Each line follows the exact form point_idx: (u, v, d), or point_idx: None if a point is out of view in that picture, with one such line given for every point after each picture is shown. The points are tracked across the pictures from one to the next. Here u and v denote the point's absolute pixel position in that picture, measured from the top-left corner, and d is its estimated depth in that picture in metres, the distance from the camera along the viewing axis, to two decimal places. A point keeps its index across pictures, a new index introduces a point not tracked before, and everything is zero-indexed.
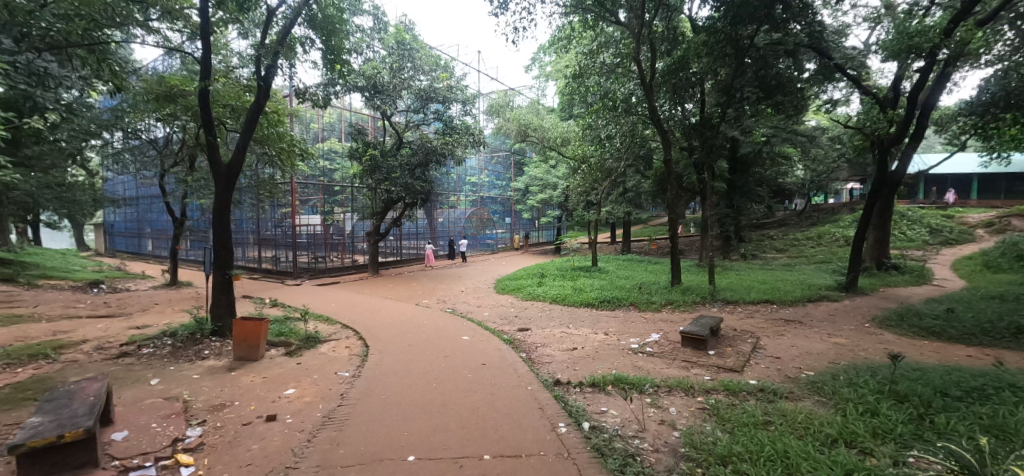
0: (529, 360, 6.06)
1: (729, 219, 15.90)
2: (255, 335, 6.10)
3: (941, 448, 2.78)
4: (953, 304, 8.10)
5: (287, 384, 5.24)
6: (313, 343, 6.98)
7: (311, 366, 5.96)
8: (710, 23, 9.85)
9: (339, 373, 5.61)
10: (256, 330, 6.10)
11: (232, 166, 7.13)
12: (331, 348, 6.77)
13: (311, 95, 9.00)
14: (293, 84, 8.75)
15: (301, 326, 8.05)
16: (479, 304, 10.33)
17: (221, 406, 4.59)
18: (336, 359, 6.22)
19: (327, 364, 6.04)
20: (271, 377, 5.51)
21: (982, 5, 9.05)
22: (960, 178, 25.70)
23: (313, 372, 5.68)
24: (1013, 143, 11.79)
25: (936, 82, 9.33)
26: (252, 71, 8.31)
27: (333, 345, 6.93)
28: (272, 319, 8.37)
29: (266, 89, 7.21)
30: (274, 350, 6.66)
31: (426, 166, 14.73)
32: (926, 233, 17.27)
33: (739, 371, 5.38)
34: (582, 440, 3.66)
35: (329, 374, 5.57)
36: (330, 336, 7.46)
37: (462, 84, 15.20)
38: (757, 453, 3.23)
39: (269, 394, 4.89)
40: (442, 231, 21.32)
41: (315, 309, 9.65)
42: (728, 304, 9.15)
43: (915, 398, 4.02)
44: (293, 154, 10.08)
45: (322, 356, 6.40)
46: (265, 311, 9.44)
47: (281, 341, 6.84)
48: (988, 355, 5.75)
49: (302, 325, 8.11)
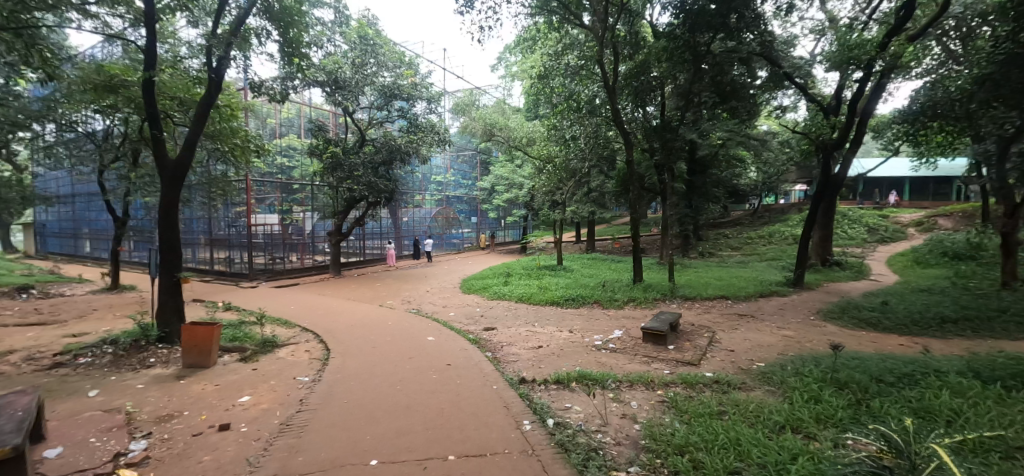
0: (495, 359, 6.06)
1: (688, 218, 16.51)
2: (207, 341, 5.82)
3: (874, 430, 2.98)
4: (888, 297, 8.73)
5: (242, 391, 5.03)
6: (270, 347, 6.72)
7: (269, 371, 5.75)
8: (670, 29, 10.15)
9: (299, 378, 5.44)
10: (208, 335, 5.80)
11: (179, 163, 6.74)
12: (290, 352, 6.55)
13: (267, 89, 8.65)
14: (248, 77, 8.37)
15: (257, 330, 7.74)
16: (445, 304, 10.24)
17: (169, 416, 4.35)
18: (296, 364, 6.03)
19: (286, 368, 5.84)
20: (224, 384, 5.26)
21: (913, 20, 9.82)
22: (894, 181, 27.71)
23: (270, 377, 5.48)
24: (940, 148, 12.81)
25: (873, 92, 9.99)
26: (202, 63, 7.89)
27: (292, 349, 6.70)
28: (227, 324, 8.02)
29: (217, 82, 6.88)
30: (229, 356, 6.38)
31: (390, 164, 14.50)
32: (865, 231, 18.51)
33: (696, 365, 5.60)
34: (546, 437, 3.70)
35: (287, 379, 5.39)
36: (289, 340, 7.21)
37: (427, 81, 15.08)
38: (712, 442, 3.37)
39: (222, 402, 4.68)
40: (407, 231, 20.97)
41: (273, 312, 9.30)
42: (687, 300, 9.49)
43: (854, 385, 4.30)
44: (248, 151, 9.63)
45: (280, 360, 6.18)
46: (218, 316, 9.02)
47: (235, 347, 6.55)
48: (917, 343, 6.25)
49: (259, 329, 7.81)
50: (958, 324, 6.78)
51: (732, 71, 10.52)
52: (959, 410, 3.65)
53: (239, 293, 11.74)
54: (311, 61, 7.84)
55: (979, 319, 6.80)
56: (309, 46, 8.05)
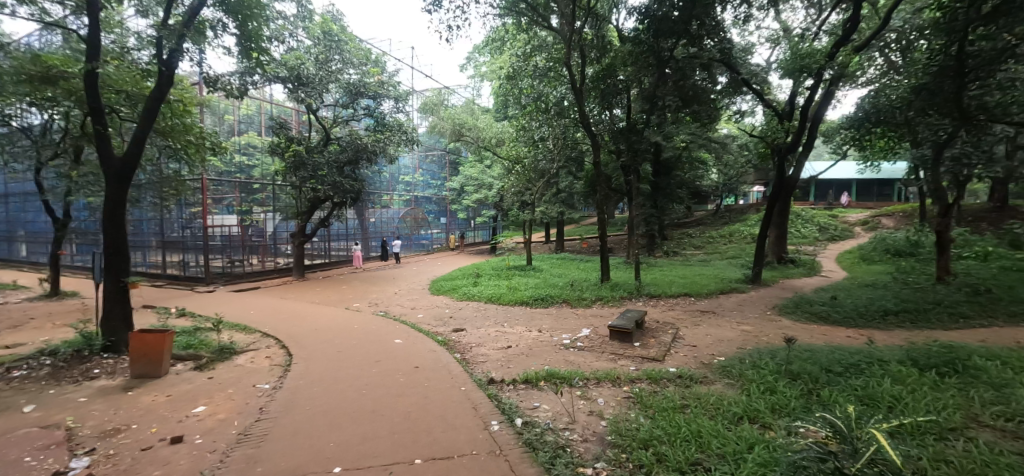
0: (463, 360, 6.04)
1: (653, 218, 16.93)
2: (157, 349, 5.52)
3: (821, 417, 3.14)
4: (837, 292, 9.24)
5: (196, 400, 4.80)
6: (228, 354, 6.44)
7: (226, 379, 5.52)
8: (635, 34, 10.38)
9: (259, 386, 5.24)
10: (159, 343, 5.51)
11: (126, 161, 6.35)
12: (249, 359, 6.30)
13: (224, 84, 8.29)
14: (203, 71, 8.01)
15: (213, 337, 7.41)
16: (412, 306, 10.11)
17: (115, 431, 4.10)
18: (255, 371, 5.80)
19: (245, 376, 5.62)
20: (177, 394, 5.01)
21: (859, 32, 10.42)
22: (842, 183, 29.30)
23: (227, 386, 5.25)
24: (882, 152, 13.65)
25: (824, 98, 10.53)
26: (152, 55, 7.49)
27: (252, 356, 6.45)
28: (180, 331, 7.64)
29: (168, 76, 6.53)
30: (182, 364, 6.08)
31: (356, 163, 14.21)
32: (816, 230, 19.50)
33: (661, 361, 5.74)
34: (514, 436, 3.72)
35: (246, 387, 5.18)
36: (248, 346, 6.93)
37: (394, 79, 14.84)
38: (674, 435, 3.46)
39: (175, 413, 4.46)
40: (374, 231, 20.56)
41: (231, 318, 8.90)
42: (652, 298, 9.74)
43: (806, 376, 4.52)
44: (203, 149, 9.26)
45: (238, 368, 5.94)
46: (171, 323, 8.57)
47: (189, 354, 6.25)
48: (862, 335, 6.64)
49: (215, 336, 7.48)
50: (898, 316, 7.25)
51: (694, 76, 10.86)
52: (899, 395, 3.91)
53: (194, 298, 11.20)
54: (271, 56, 7.56)
55: (916, 311, 7.30)
56: (269, 41, 7.79)
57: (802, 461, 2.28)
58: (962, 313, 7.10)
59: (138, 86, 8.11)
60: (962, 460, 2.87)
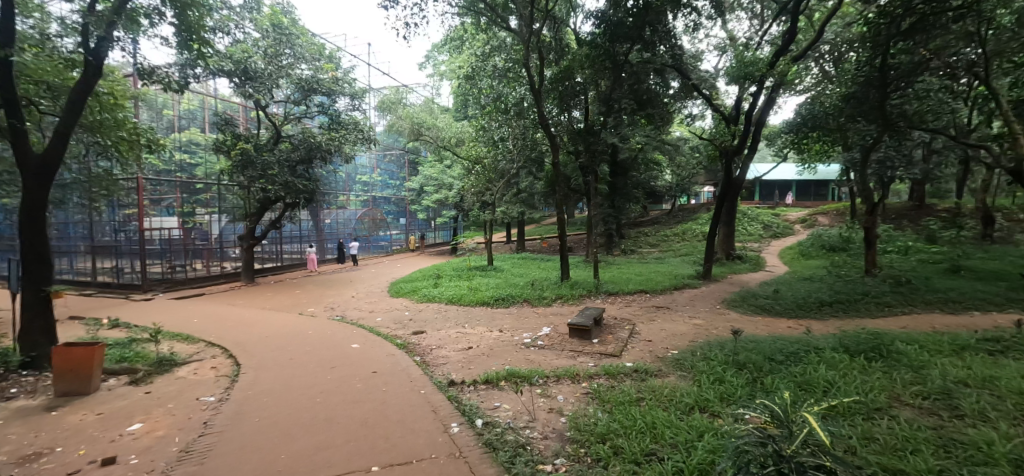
0: (423, 363, 6.05)
1: (611, 218, 17.47)
2: (86, 364, 5.20)
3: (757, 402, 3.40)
4: (779, 285, 9.91)
5: (131, 418, 4.56)
6: (168, 367, 6.13)
7: (166, 393, 5.27)
8: (592, 38, 10.65)
9: (202, 399, 5.04)
10: (88, 357, 5.20)
11: (45, 159, 5.92)
12: (192, 371, 6.04)
13: (161, 76, 7.88)
14: (136, 63, 7.58)
15: (151, 349, 7.02)
16: (371, 310, 9.95)
17: (36, 455, 3.84)
18: (199, 383, 5.57)
19: (188, 389, 5.39)
20: (110, 412, 4.75)
21: (796, 43, 11.19)
22: (783, 184, 31.20)
23: (167, 400, 5.02)
24: (819, 156, 14.67)
25: (766, 104, 11.22)
26: (77, 43, 7.02)
27: (195, 367, 6.18)
28: (114, 343, 7.18)
29: (95, 66, 6.14)
30: (116, 379, 5.74)
31: (309, 162, 13.78)
32: (761, 228, 20.71)
33: (618, 356, 6.00)
34: (474, 437, 3.83)
35: (188, 401, 4.97)
36: (191, 357, 6.62)
37: (349, 76, 14.47)
38: (630, 428, 3.67)
39: (107, 433, 4.23)
40: (330, 233, 20.03)
41: (171, 328, 8.43)
42: (611, 295, 10.07)
43: (751, 365, 4.86)
44: (138, 145, 8.73)
45: (180, 380, 5.68)
46: (103, 335, 8.03)
47: (124, 368, 5.91)
48: (800, 325, 7.17)
49: (153, 347, 7.09)
50: (832, 306, 7.90)
51: (648, 81, 11.33)
52: (832, 380, 4.29)
53: (130, 308, 10.52)
54: (213, 48, 7.27)
55: (847, 302, 7.96)
56: (211, 31, 7.47)
57: (737, 448, 2.46)
58: (886, 301, 7.85)
59: (60, 76, 7.53)
60: (886, 437, 3.21)
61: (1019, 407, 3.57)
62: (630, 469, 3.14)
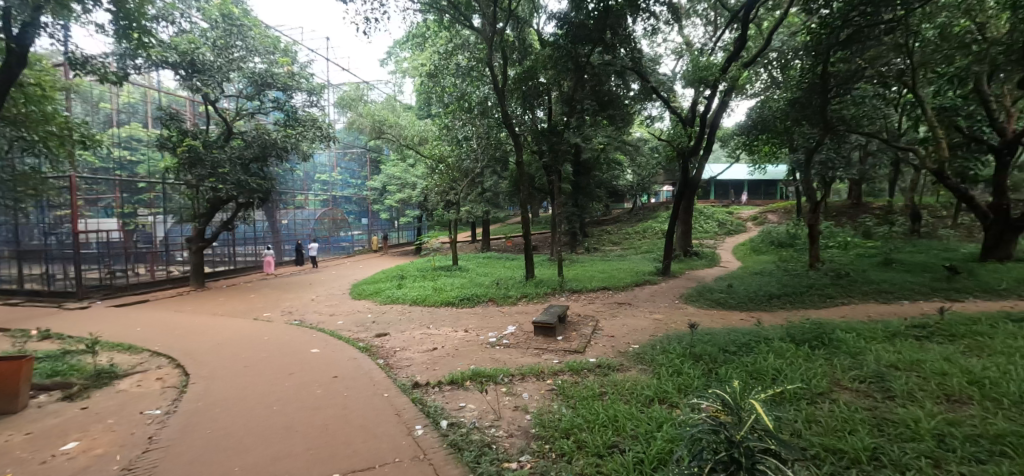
0: (386, 366, 5.98)
1: (575, 217, 17.75)
2: (12, 379, 4.82)
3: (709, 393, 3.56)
4: (733, 280, 10.39)
5: (66, 437, 4.25)
6: (107, 379, 5.75)
7: (105, 408, 4.94)
8: (555, 39, 10.77)
9: (147, 413, 4.76)
10: (15, 372, 4.83)
11: None
12: (135, 383, 5.69)
13: (97, 67, 7.37)
14: (67, 51, 7.03)
15: (88, 361, 6.56)
16: (331, 313, 9.69)
17: None
18: (143, 396, 5.26)
19: (130, 402, 5.08)
20: (40, 431, 4.41)
21: (747, 49, 11.73)
22: (736, 184, 32.70)
23: (107, 415, 4.71)
24: (768, 157, 15.47)
25: (720, 107, 11.69)
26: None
27: (138, 379, 5.83)
28: (44, 356, 6.66)
29: (19, 53, 5.66)
30: (46, 396, 5.33)
31: (263, 160, 13.23)
32: (716, 225, 21.60)
33: (582, 352, 6.14)
34: (438, 439, 3.83)
35: (131, 415, 4.69)
36: (134, 369, 6.24)
37: (306, 71, 14.01)
38: (593, 422, 3.77)
39: (37, 454, 3.93)
40: (287, 234, 19.33)
41: (110, 338, 7.90)
42: (575, 293, 10.25)
43: (707, 357, 5.09)
44: (71, 140, 8.14)
45: (121, 394, 5.34)
46: (31, 347, 7.41)
47: (56, 383, 5.50)
48: (752, 317, 7.57)
49: (90, 359, 6.62)
50: (780, 299, 8.36)
51: (609, 83, 11.58)
52: (779, 368, 4.56)
53: (61, 317, 9.78)
54: (155, 37, 6.87)
55: (794, 294, 8.46)
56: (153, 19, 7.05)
57: (692, 438, 2.56)
58: (829, 293, 8.38)
59: None
60: (827, 419, 3.45)
61: (942, 387, 3.93)
62: (593, 462, 3.24)
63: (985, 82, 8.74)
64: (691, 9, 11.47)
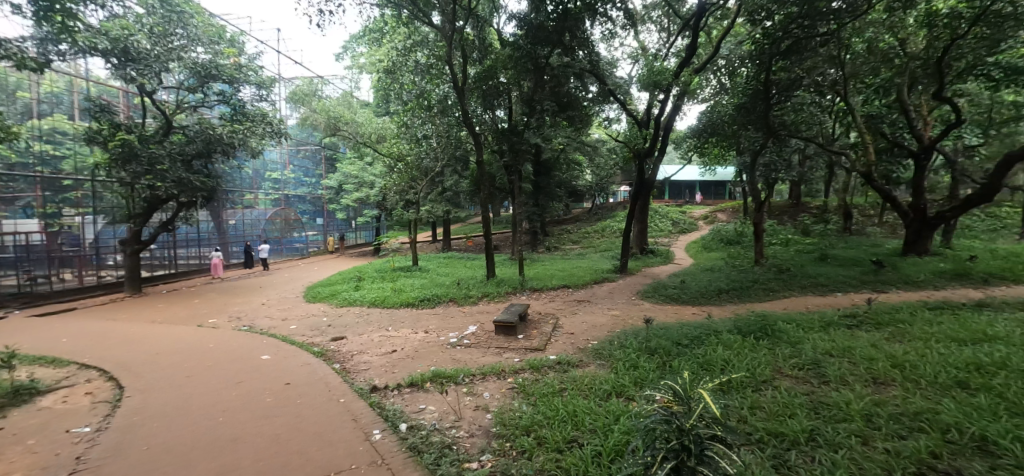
0: (343, 370, 5.85)
1: (535, 216, 17.96)
2: None
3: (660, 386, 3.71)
4: (685, 276, 10.84)
5: None
6: (27, 397, 5.26)
7: (25, 428, 4.52)
8: (514, 39, 10.85)
9: (74, 431, 4.40)
10: None
11: None
12: (60, 399, 5.24)
13: (12, 52, 6.72)
14: None
15: (5, 377, 5.98)
16: (283, 317, 9.32)
17: None
18: (70, 413, 4.85)
19: (55, 420, 4.68)
20: None
21: (698, 55, 12.25)
22: (688, 184, 34.12)
23: (27, 436, 4.31)
24: (717, 159, 16.23)
25: (673, 111, 12.13)
26: None
27: (63, 395, 5.37)
28: None
29: None
30: None
31: (207, 156, 12.49)
32: (670, 224, 22.42)
33: (542, 350, 6.23)
34: (397, 443, 3.81)
35: (56, 435, 4.31)
36: (59, 384, 5.75)
37: (254, 63, 13.40)
38: (553, 418, 3.86)
39: None
40: (235, 235, 18.35)
41: (31, 351, 7.24)
42: (535, 291, 10.39)
43: (661, 351, 5.31)
44: None
45: (43, 412, 4.90)
46: None
47: None
48: (703, 311, 7.95)
49: (7, 375, 6.04)
50: (729, 293, 8.83)
51: (568, 84, 11.77)
52: (727, 358, 4.83)
53: None
54: (82, 21, 6.33)
55: (741, 289, 8.94)
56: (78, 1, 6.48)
57: (646, 430, 2.66)
58: (772, 287, 8.92)
59: None
60: (770, 405, 3.70)
61: (869, 371, 4.28)
62: (553, 457, 3.32)
63: (906, 93, 9.56)
64: (645, 15, 11.83)
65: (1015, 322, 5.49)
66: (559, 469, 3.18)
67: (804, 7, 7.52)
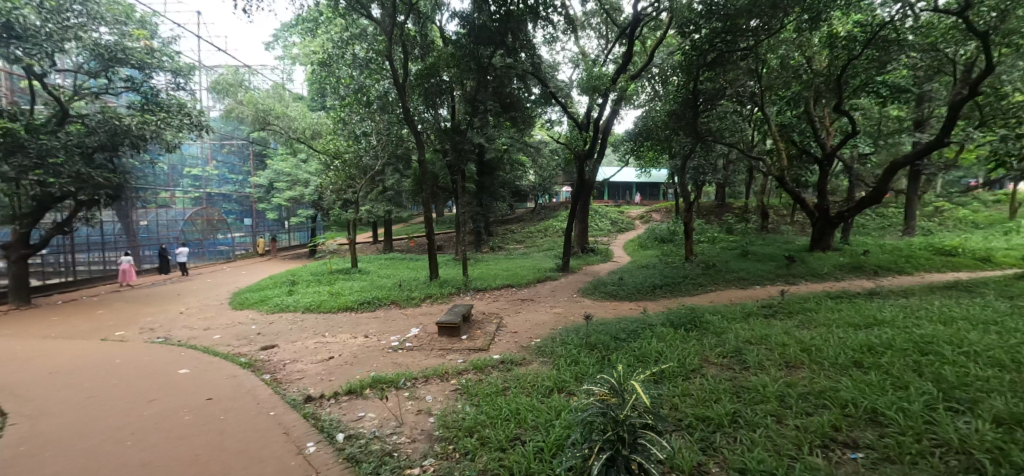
0: (274, 381, 5.55)
1: (479, 216, 18.00)
2: None
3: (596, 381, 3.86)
4: (623, 274, 11.32)
5: None
6: None
7: None
8: (457, 38, 10.82)
9: None
10: None
11: None
12: None
13: None
14: None
15: None
16: (206, 327, 8.66)
17: None
18: None
19: None
20: None
21: (633, 62, 12.81)
22: (625, 185, 35.69)
23: None
24: (651, 162, 17.07)
25: (611, 115, 12.58)
26: None
27: None
28: None
29: None
30: None
31: (113, 148, 11.27)
32: (609, 224, 23.31)
33: (486, 350, 6.28)
34: (333, 454, 3.71)
35: None
36: None
37: (170, 48, 12.29)
38: (496, 418, 3.92)
39: None
40: (147, 238, 16.66)
41: None
42: (478, 291, 10.42)
43: (600, 346, 5.55)
44: None
45: None
46: None
47: None
48: (639, 306, 8.37)
49: None
50: (662, 288, 9.36)
51: (511, 85, 11.80)
52: (660, 350, 5.15)
53: None
54: None
55: (673, 284, 9.50)
56: None
57: (585, 422, 2.76)
58: (699, 282, 9.57)
59: None
60: (698, 392, 3.98)
61: (783, 355, 4.73)
62: (496, 456, 3.38)
63: (812, 105, 10.59)
64: (585, 22, 12.18)
65: (899, 308, 6.29)
66: (502, 468, 3.25)
67: (726, 22, 8.14)
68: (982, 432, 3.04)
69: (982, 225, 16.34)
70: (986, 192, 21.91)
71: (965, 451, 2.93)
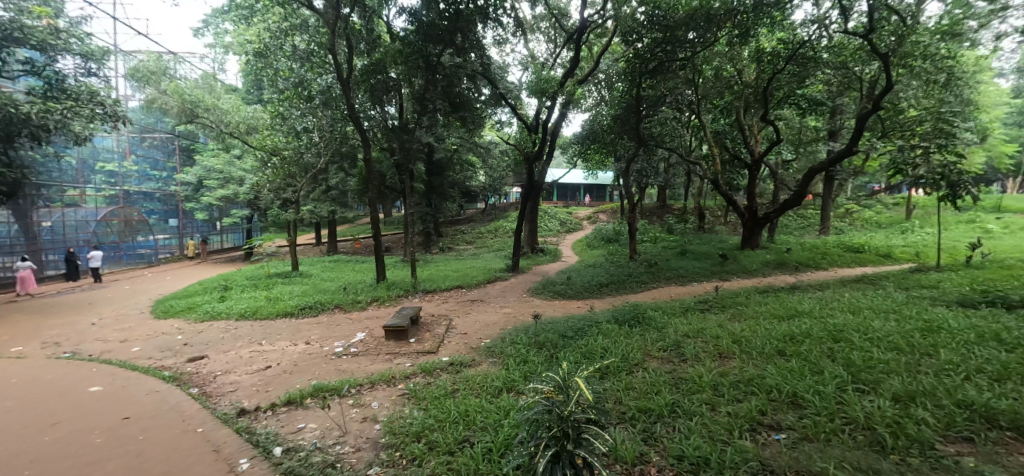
0: (203, 395, 5.18)
1: (428, 216, 17.73)
2: None
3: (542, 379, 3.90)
4: (571, 273, 11.57)
5: None
6: None
7: None
8: (405, 34, 10.62)
9: None
10: None
11: None
12: None
13: None
14: None
15: None
16: (123, 339, 7.90)
17: None
18: None
19: None
20: None
21: (580, 67, 13.13)
22: (573, 186, 36.49)
23: None
24: (597, 164, 17.56)
25: (559, 118, 12.80)
26: None
27: None
28: None
29: None
30: None
31: (8, 139, 10.01)
32: (558, 224, 23.75)
33: (435, 352, 6.20)
34: (269, 470, 3.52)
35: None
36: None
37: (79, 29, 11.07)
38: (444, 421, 3.89)
39: None
40: (52, 241, 14.98)
41: None
42: (428, 293, 10.26)
43: (549, 344, 5.65)
44: None
45: None
46: None
47: None
48: (586, 305, 8.59)
49: None
50: (608, 287, 9.65)
51: (460, 85, 11.71)
52: (605, 346, 5.32)
53: None
54: None
55: (618, 283, 9.83)
56: None
57: (530, 420, 2.79)
58: (643, 280, 9.96)
59: None
60: (640, 385, 4.15)
61: (717, 347, 5.04)
62: (444, 460, 3.35)
63: (743, 114, 11.37)
64: (535, 25, 12.36)
65: (816, 300, 6.90)
66: (450, 471, 3.23)
67: (666, 34, 8.58)
68: (883, 409, 3.40)
69: (885, 225, 18.28)
70: (888, 195, 24.51)
71: (869, 426, 3.26)
